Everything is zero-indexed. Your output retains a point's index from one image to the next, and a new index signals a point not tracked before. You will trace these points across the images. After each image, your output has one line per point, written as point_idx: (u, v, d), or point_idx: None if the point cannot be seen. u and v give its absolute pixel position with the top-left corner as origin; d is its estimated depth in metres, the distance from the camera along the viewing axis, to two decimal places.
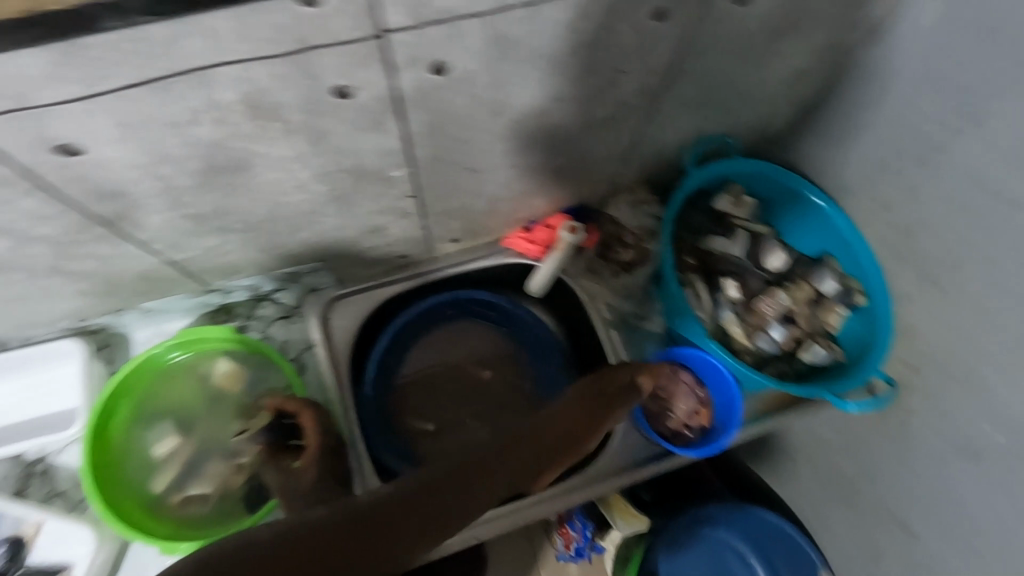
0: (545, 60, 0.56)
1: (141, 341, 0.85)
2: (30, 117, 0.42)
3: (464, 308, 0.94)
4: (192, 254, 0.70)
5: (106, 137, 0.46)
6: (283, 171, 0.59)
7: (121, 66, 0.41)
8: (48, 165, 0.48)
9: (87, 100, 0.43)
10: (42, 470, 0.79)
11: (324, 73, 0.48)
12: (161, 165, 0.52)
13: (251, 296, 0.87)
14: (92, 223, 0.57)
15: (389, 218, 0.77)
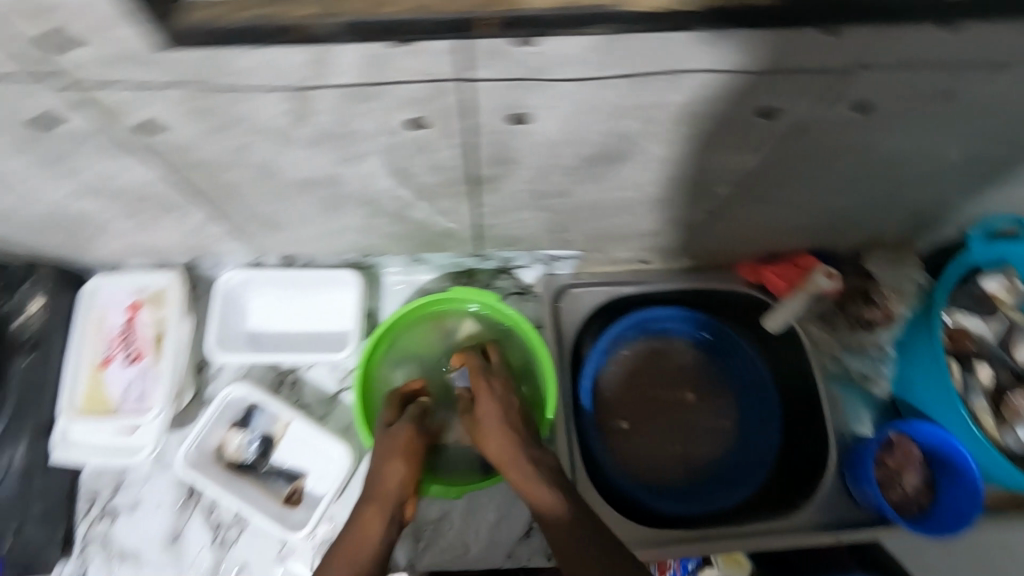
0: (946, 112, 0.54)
1: (391, 284, 0.91)
2: (521, 85, 0.45)
3: (684, 323, 0.96)
4: (496, 223, 0.73)
5: (550, 113, 0.49)
6: (642, 167, 0.60)
7: (619, 60, 0.43)
8: (488, 126, 0.50)
9: (567, 83, 0.45)
10: (292, 380, 0.85)
11: (768, 94, 0.48)
12: (564, 144, 0.54)
13: (498, 266, 0.91)
14: (459, 180, 0.60)
15: (669, 227, 0.78)
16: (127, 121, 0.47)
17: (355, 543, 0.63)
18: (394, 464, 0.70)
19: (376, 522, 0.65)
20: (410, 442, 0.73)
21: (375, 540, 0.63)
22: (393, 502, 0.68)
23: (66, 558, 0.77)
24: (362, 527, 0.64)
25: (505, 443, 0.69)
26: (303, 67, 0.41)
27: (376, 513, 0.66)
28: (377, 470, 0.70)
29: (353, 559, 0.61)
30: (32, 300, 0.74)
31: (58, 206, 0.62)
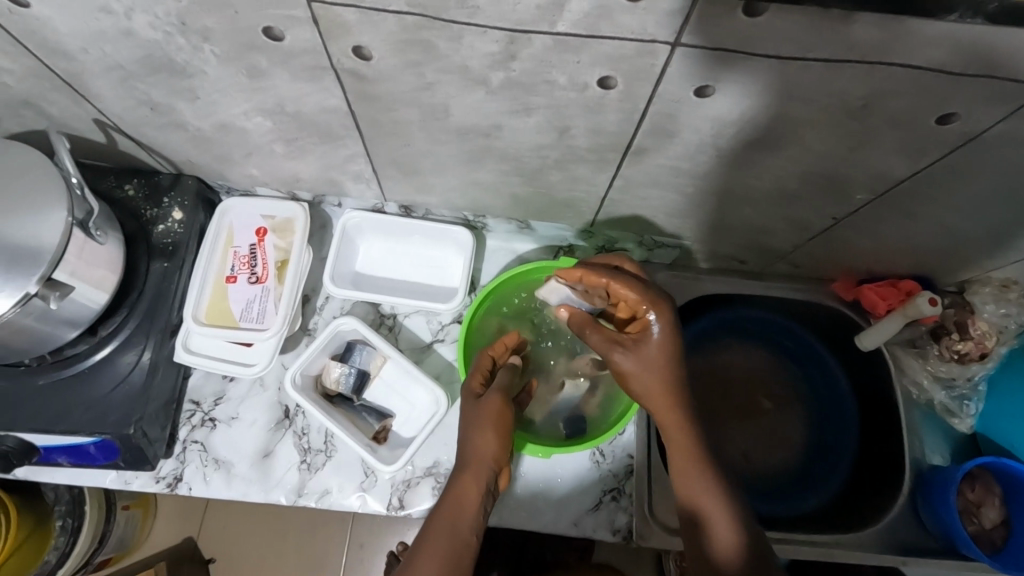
0: None
1: (493, 248, 0.93)
2: (723, 56, 0.47)
3: (770, 329, 1.00)
4: (622, 200, 0.75)
5: (732, 88, 0.50)
6: (793, 159, 0.61)
7: (826, 43, 0.44)
8: (670, 95, 0.52)
9: (765, 59, 0.46)
10: (390, 324, 0.89)
11: (956, 99, 0.49)
12: (731, 124, 0.56)
13: (598, 246, 0.93)
14: (612, 148, 0.62)
15: (785, 228, 0.79)
16: (340, 43, 0.50)
17: (456, 516, 0.66)
18: (489, 437, 0.72)
19: (474, 493, 0.68)
20: (500, 415, 0.74)
21: (475, 513, 0.67)
22: (486, 475, 0.70)
23: (168, 456, 0.81)
24: (459, 498, 0.68)
25: (660, 401, 0.66)
26: (531, 10, 0.43)
27: (472, 486, 0.69)
28: (470, 441, 0.72)
29: (455, 525, 0.65)
30: (173, 211, 0.80)
31: (229, 122, 0.66)
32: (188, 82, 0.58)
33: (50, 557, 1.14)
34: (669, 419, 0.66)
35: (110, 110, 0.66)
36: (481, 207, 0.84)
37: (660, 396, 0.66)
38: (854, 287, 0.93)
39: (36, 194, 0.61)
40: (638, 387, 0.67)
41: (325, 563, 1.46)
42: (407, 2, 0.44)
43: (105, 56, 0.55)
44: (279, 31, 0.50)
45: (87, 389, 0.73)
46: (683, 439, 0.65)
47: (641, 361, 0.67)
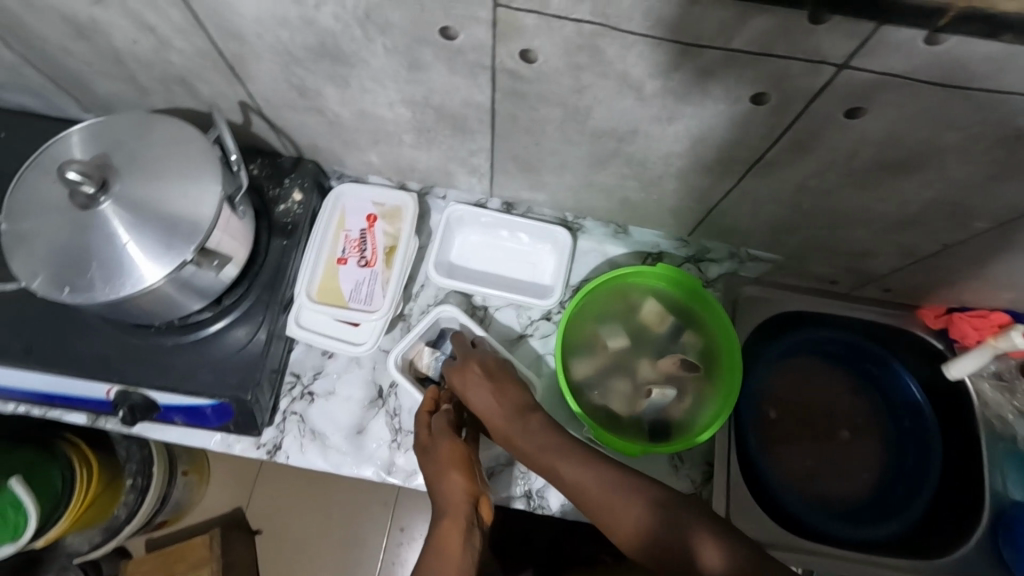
0: None
1: (584, 248, 0.94)
2: (887, 81, 0.48)
3: (853, 353, 0.98)
4: (731, 212, 0.76)
5: (884, 112, 0.52)
6: (921, 185, 0.62)
7: (996, 75, 0.45)
8: (820, 114, 0.54)
9: (929, 86, 0.48)
10: (481, 316, 0.91)
11: None
12: (870, 146, 0.57)
13: (688, 254, 0.94)
14: (740, 162, 0.64)
15: (888, 252, 0.79)
16: (510, 45, 0.53)
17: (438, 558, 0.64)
18: (455, 478, 0.71)
19: (456, 533, 0.66)
20: (458, 452, 0.74)
21: (459, 559, 0.64)
22: (464, 511, 0.69)
23: (269, 424, 0.85)
24: (444, 548, 0.65)
25: (533, 450, 0.70)
26: (714, 26, 0.46)
27: (453, 529, 0.67)
28: (441, 485, 0.72)
29: (445, 565, 0.63)
30: (293, 192, 0.84)
31: (372, 112, 0.69)
32: (348, 71, 0.62)
33: (120, 512, 1.24)
34: (539, 459, 0.69)
35: (260, 93, 0.70)
36: (583, 208, 0.86)
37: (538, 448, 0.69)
38: (944, 315, 0.94)
39: (196, 168, 0.66)
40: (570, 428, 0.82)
41: (367, 543, 1.50)
42: (592, 12, 0.47)
43: (279, 42, 0.59)
44: (454, 31, 0.53)
45: (206, 356, 0.77)
46: (582, 472, 0.66)
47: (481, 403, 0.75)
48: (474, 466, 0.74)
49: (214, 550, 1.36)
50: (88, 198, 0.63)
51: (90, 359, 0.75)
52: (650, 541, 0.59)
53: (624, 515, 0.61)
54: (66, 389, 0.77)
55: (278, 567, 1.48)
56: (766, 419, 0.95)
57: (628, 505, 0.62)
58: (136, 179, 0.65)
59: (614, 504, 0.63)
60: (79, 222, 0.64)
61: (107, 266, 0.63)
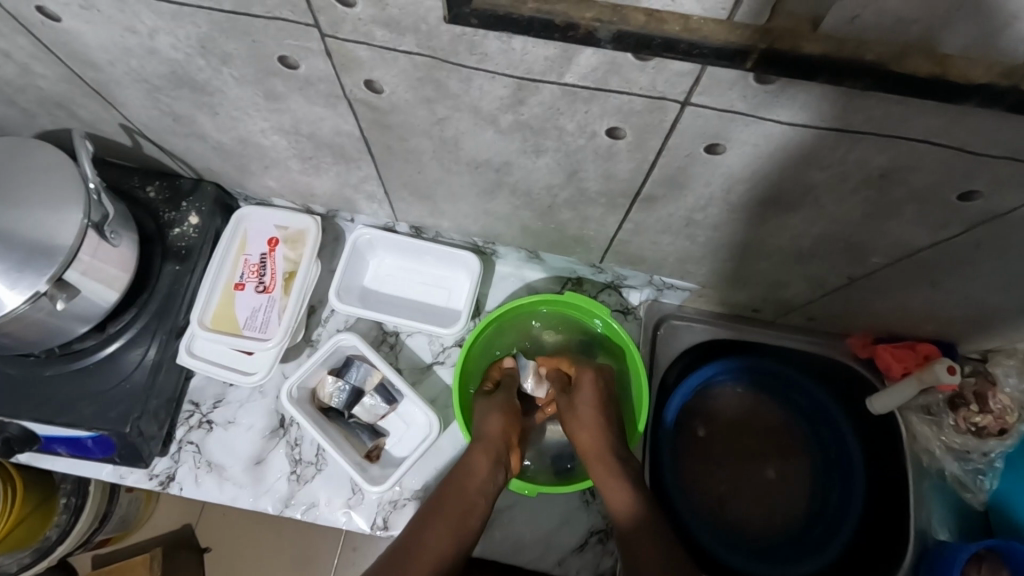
0: None
1: (502, 274, 0.92)
2: (734, 118, 0.46)
3: (782, 382, 0.95)
4: (633, 241, 0.74)
5: (744, 148, 0.49)
6: (808, 220, 0.59)
7: (838, 115, 0.43)
8: (681, 149, 0.51)
9: (778, 124, 0.45)
10: (392, 343, 0.89)
11: (978, 179, 0.47)
12: (744, 180, 0.54)
13: (607, 280, 0.92)
14: (622, 194, 0.62)
15: (800, 283, 0.77)
16: (354, 75, 0.50)
17: (463, 481, 0.73)
18: (495, 419, 0.79)
19: (483, 462, 0.74)
20: (513, 406, 0.82)
21: (485, 478, 0.73)
22: (498, 446, 0.76)
23: (163, 455, 0.83)
24: (468, 470, 0.74)
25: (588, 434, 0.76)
26: (541, 61, 0.43)
27: (480, 458, 0.75)
28: (486, 419, 0.79)
29: (462, 488, 0.72)
30: (190, 215, 0.82)
31: (250, 137, 0.67)
32: (210, 99, 0.60)
33: (51, 533, 1.19)
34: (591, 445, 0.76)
35: (135, 117, 0.68)
36: (492, 234, 0.83)
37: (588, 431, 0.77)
38: (870, 345, 0.89)
39: (60, 194, 0.64)
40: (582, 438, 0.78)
41: (316, 562, 1.46)
42: (417, 44, 0.44)
43: (132, 69, 0.57)
44: (294, 60, 0.50)
45: (94, 382, 0.74)
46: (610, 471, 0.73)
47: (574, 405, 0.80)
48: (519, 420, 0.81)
49: (154, 570, 1.32)
50: None
51: None
52: (629, 525, 0.68)
53: (616, 499, 0.70)
54: None
55: None
56: (692, 435, 0.95)
57: (624, 489, 0.71)
58: None
59: (613, 475, 0.73)
60: None
61: None
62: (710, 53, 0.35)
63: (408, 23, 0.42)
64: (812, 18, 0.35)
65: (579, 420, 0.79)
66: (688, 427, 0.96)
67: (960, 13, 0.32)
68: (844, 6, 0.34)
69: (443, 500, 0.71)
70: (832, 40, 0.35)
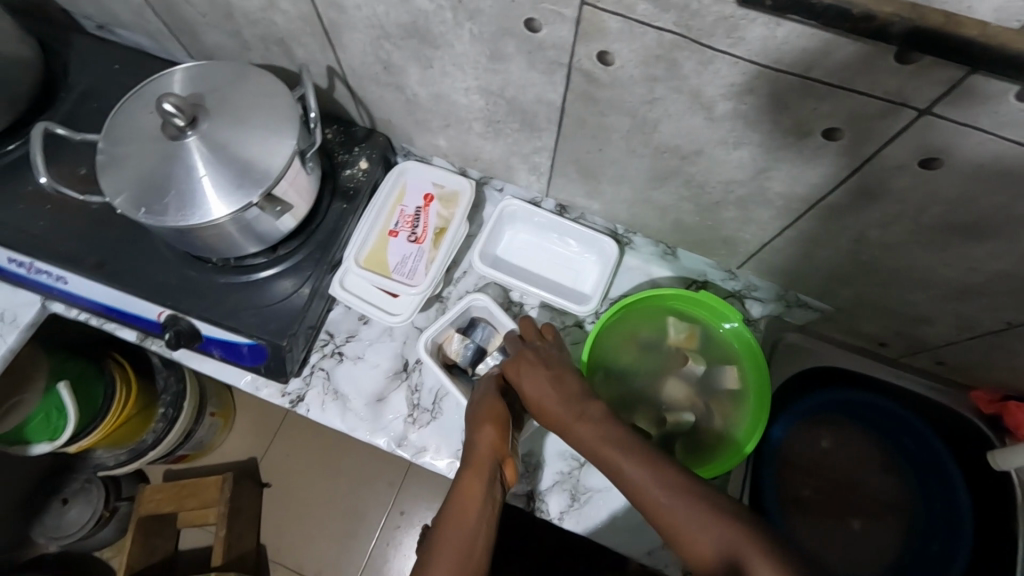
0: None
1: (630, 266, 0.94)
2: (968, 135, 0.47)
3: (895, 423, 0.95)
4: (785, 249, 0.75)
5: (960, 166, 0.50)
6: (992, 253, 0.59)
7: None
8: (893, 159, 0.52)
9: (1014, 147, 0.46)
10: (516, 312, 0.93)
11: None
12: (942, 201, 0.55)
13: (732, 289, 0.92)
14: (801, 198, 0.63)
15: (947, 321, 0.76)
16: (591, 45, 0.54)
17: (458, 518, 0.63)
18: (487, 430, 0.71)
19: (477, 493, 0.65)
20: (495, 409, 0.74)
21: (479, 507, 0.64)
22: (490, 468, 0.68)
23: (297, 375, 0.89)
24: (461, 498, 0.65)
25: (579, 408, 0.65)
26: (796, 51, 0.45)
27: (474, 479, 0.66)
28: (472, 438, 0.71)
29: (462, 523, 0.62)
30: (360, 160, 0.88)
31: (449, 94, 0.72)
32: (433, 52, 0.65)
33: (147, 437, 1.29)
34: (595, 428, 0.63)
35: (347, 61, 0.74)
36: (637, 223, 0.86)
37: (582, 402, 0.67)
38: (996, 402, 0.87)
39: (279, 117, 0.70)
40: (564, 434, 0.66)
41: (367, 519, 1.52)
42: (675, 22, 0.48)
43: (374, 15, 0.63)
44: (539, 25, 0.55)
45: (256, 297, 0.82)
46: (642, 479, 0.57)
47: (522, 373, 0.70)
48: (507, 422, 0.73)
49: (223, 492, 1.36)
50: (177, 131, 0.68)
51: (151, 281, 0.81)
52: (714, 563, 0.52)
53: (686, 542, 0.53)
54: (123, 305, 0.82)
55: (281, 523, 1.52)
56: (810, 448, 0.97)
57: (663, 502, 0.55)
58: (221, 119, 0.69)
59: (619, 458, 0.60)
60: (165, 151, 0.68)
61: (180, 197, 0.67)
62: (997, 63, 0.37)
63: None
64: None
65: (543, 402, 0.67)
66: (805, 442, 0.97)
67: None
68: None
69: (440, 545, 0.60)
70: None
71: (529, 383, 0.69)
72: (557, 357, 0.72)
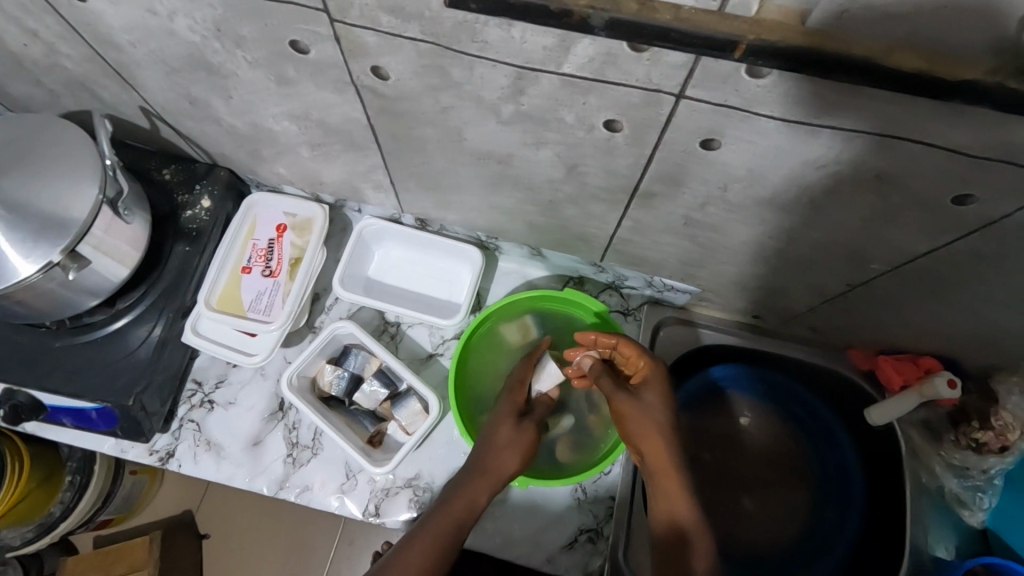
0: None
1: (505, 271, 0.94)
2: (728, 114, 0.46)
3: (784, 395, 0.95)
4: (632, 240, 0.74)
5: (740, 145, 0.50)
6: (807, 222, 0.60)
7: (824, 112, 0.43)
8: (677, 144, 0.52)
9: (775, 122, 0.46)
10: (392, 333, 0.91)
11: (975, 184, 0.47)
12: (740, 179, 0.55)
13: (608, 281, 0.93)
14: (620, 190, 0.62)
15: (802, 289, 0.76)
16: (360, 61, 0.52)
17: (460, 507, 0.71)
18: (512, 450, 0.76)
19: (478, 495, 0.73)
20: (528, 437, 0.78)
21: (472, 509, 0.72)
22: (498, 481, 0.74)
23: (164, 431, 0.84)
24: (469, 492, 0.72)
25: (657, 444, 0.72)
26: (539, 50, 0.44)
27: (482, 485, 0.73)
28: (498, 450, 0.76)
29: (452, 516, 0.70)
30: (203, 198, 0.84)
31: (262, 122, 0.69)
32: (225, 82, 0.62)
33: (54, 509, 1.15)
34: (664, 465, 0.71)
35: (153, 99, 0.71)
36: (496, 229, 0.85)
37: (659, 440, 0.72)
38: (871, 358, 0.88)
39: (80, 167, 0.66)
40: (632, 426, 0.73)
41: (315, 556, 1.45)
42: (422, 31, 0.46)
43: (152, 51, 0.59)
44: (304, 45, 0.52)
45: (100, 356, 0.76)
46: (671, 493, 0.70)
47: (640, 404, 0.74)
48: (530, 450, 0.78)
49: (153, 553, 1.27)
50: None
51: None
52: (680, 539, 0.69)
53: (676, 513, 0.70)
54: None
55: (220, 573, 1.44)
56: (704, 428, 0.95)
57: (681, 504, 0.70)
58: (11, 178, 0.65)
59: (669, 486, 0.71)
60: None
61: None
62: (701, 42, 0.36)
63: (413, 9, 0.44)
64: (803, 11, 0.35)
65: (642, 416, 0.73)
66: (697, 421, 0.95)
67: (948, 13, 0.33)
68: (831, 3, 0.34)
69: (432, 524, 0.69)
70: (822, 34, 0.36)
71: (643, 402, 0.74)
72: (661, 395, 0.74)
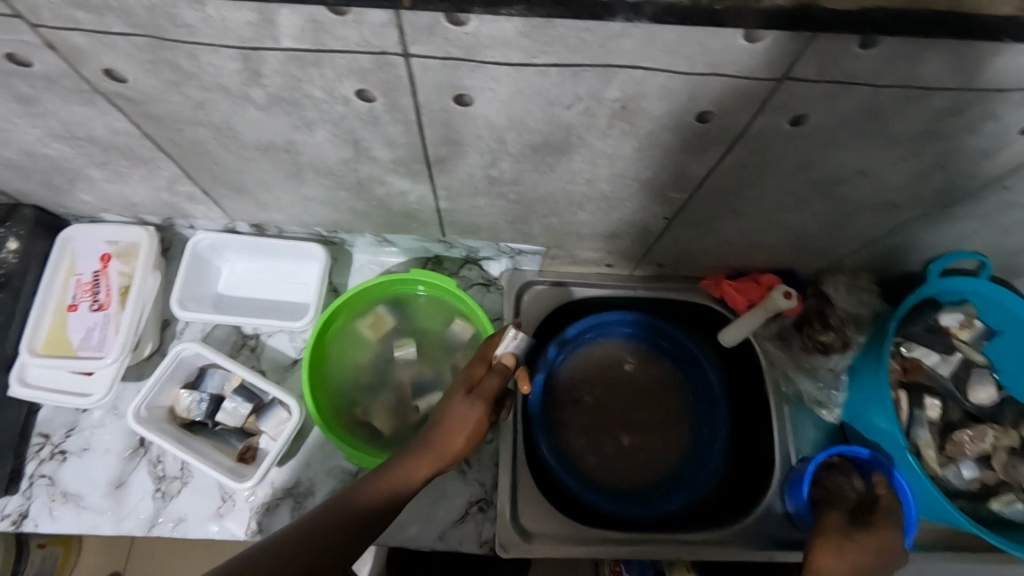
0: (883, 138, 0.54)
1: (359, 263, 0.93)
2: (457, 65, 0.47)
3: (654, 331, 0.92)
4: (456, 209, 0.75)
5: (487, 96, 0.51)
6: (592, 162, 0.61)
7: (537, 51, 0.45)
8: (433, 105, 0.52)
9: (502, 67, 0.47)
10: (252, 345, 0.88)
11: (704, 97, 0.50)
12: (509, 130, 0.56)
13: (464, 255, 0.93)
14: (413, 159, 0.62)
15: (630, 230, 0.79)
16: (86, 66, 0.50)
17: (392, 482, 0.64)
18: (460, 430, 0.69)
19: (419, 467, 0.66)
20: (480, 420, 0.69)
21: (409, 481, 0.65)
22: (442, 455, 0.67)
23: (13, 493, 0.79)
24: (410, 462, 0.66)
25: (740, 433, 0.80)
26: (246, 27, 0.43)
27: (428, 458, 0.66)
28: (450, 420, 0.69)
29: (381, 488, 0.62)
30: (8, 241, 0.78)
31: (34, 149, 0.65)
32: None
33: None
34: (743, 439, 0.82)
35: None
36: (332, 222, 0.83)
37: None
38: (717, 283, 0.91)
39: None
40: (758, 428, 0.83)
41: None
42: (127, 24, 0.44)
43: None
44: (22, 58, 0.49)
45: None
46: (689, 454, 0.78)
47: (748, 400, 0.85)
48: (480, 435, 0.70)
49: None
50: None
51: None
52: None
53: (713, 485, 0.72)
54: None
55: None
56: (577, 378, 0.92)
57: None
58: None
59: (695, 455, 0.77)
60: None
61: None
62: None
63: (104, 2, 0.42)
64: None
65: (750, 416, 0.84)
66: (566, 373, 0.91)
67: None
68: None
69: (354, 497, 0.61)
70: None
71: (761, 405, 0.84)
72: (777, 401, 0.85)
